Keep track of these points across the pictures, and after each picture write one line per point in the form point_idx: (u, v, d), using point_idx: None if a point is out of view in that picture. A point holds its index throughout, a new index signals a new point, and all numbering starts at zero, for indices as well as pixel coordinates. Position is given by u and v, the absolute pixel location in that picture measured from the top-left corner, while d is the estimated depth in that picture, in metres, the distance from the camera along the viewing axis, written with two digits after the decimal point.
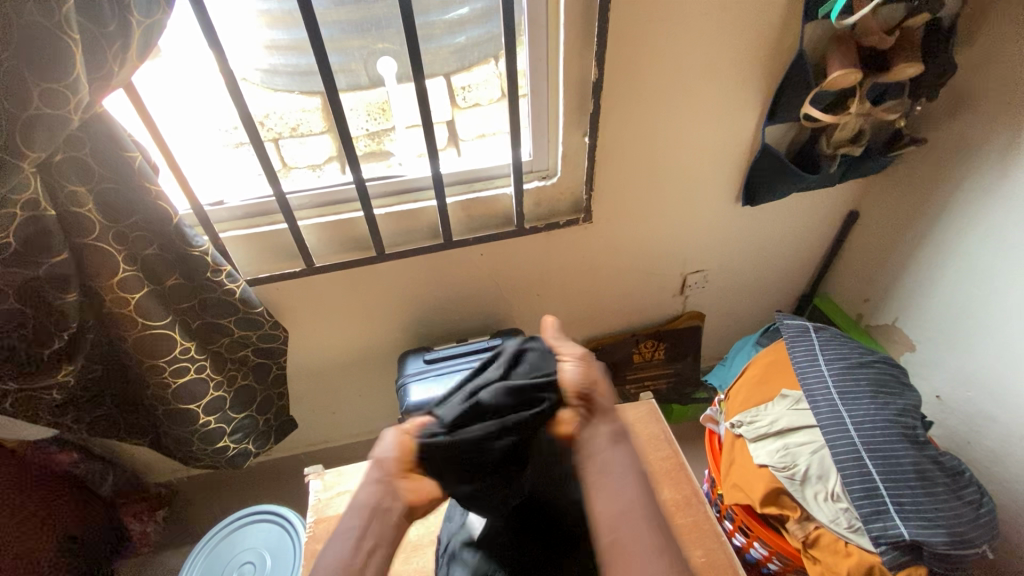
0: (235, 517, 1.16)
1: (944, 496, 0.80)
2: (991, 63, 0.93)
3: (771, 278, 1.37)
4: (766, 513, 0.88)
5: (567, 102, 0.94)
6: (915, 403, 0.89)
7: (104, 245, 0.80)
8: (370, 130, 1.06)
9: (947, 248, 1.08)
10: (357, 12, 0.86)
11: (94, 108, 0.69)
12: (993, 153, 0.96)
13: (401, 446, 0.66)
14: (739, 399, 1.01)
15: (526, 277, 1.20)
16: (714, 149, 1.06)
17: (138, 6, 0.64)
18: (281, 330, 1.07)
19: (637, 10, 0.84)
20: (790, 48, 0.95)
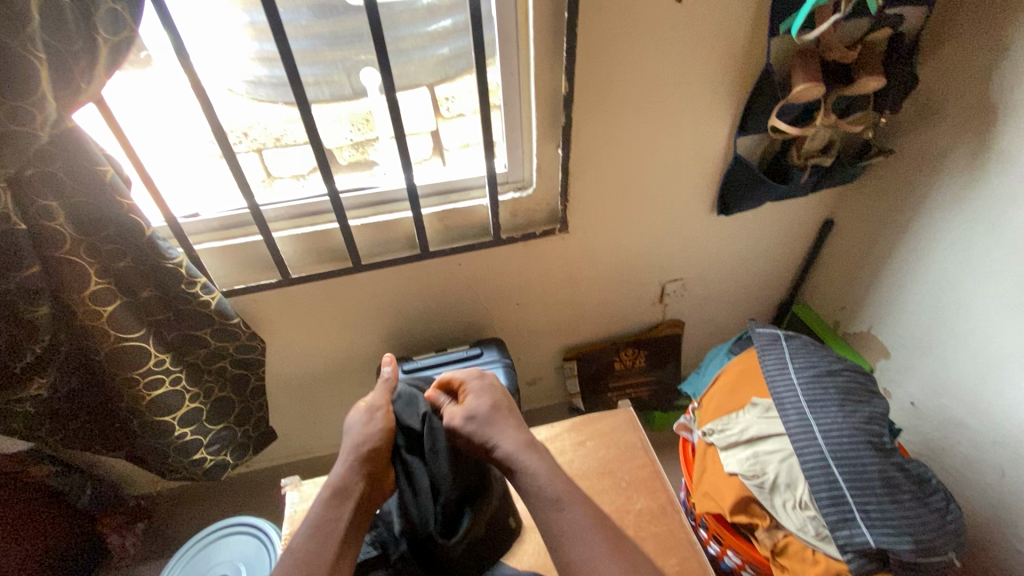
0: (193, 541, 1.14)
1: (909, 503, 0.81)
2: (952, 76, 0.95)
3: (750, 286, 1.38)
4: (736, 521, 0.89)
5: (539, 114, 0.95)
6: (882, 410, 0.90)
7: (76, 259, 0.81)
8: (355, 141, 1.03)
9: (917, 256, 1.10)
10: (333, 25, 0.87)
11: (63, 124, 0.69)
12: (957, 163, 0.98)
13: (386, 427, 0.82)
14: (711, 408, 1.02)
15: (505, 287, 1.21)
16: (687, 161, 1.08)
17: (105, 25, 0.65)
18: (259, 342, 1.07)
19: (604, 26, 0.86)
20: (758, 62, 0.96)
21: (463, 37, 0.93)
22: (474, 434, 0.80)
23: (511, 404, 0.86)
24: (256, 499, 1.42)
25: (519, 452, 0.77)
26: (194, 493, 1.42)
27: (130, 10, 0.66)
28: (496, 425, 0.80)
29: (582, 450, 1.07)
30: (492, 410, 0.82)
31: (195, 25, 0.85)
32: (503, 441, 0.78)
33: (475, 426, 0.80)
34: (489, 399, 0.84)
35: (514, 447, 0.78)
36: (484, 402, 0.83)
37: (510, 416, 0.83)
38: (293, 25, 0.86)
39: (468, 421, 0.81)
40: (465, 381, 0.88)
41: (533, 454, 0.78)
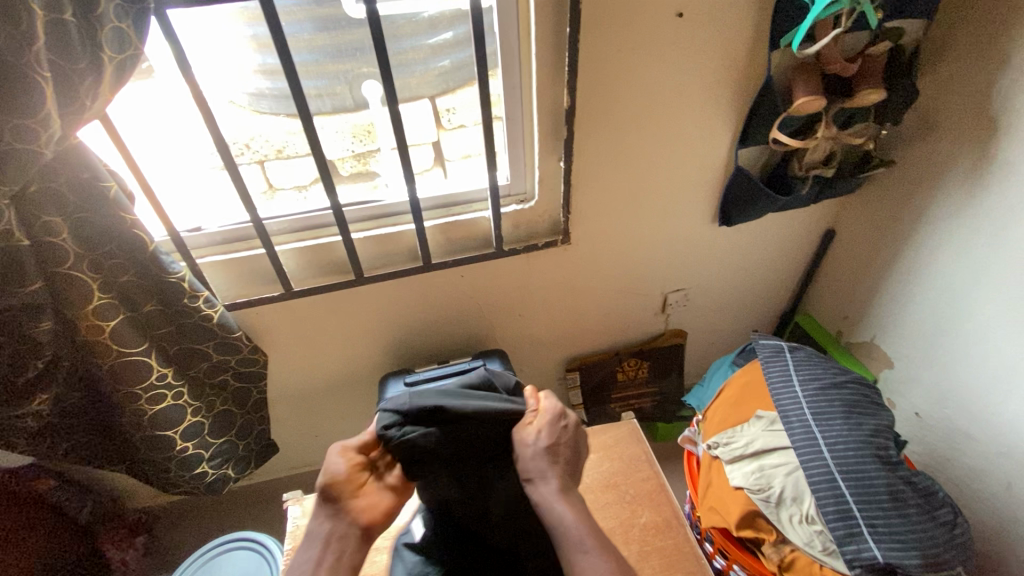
0: (191, 559, 1.13)
1: (917, 517, 0.80)
2: (953, 88, 0.95)
3: (752, 295, 1.38)
4: (742, 536, 0.88)
5: (541, 127, 0.96)
6: (888, 423, 0.89)
7: (79, 274, 0.81)
8: (357, 152, 1.03)
9: (920, 266, 1.09)
10: (335, 38, 0.88)
11: (68, 141, 0.70)
12: (958, 175, 0.98)
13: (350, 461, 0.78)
14: (716, 420, 1.01)
15: (507, 298, 1.21)
16: (689, 172, 1.08)
17: (110, 43, 0.66)
18: (262, 354, 1.07)
19: (606, 40, 0.86)
20: (759, 75, 0.97)
21: (465, 51, 0.94)
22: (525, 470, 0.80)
23: (568, 454, 0.82)
24: (257, 512, 1.41)
25: None
26: (195, 506, 1.41)
27: (134, 27, 0.67)
28: (544, 468, 0.79)
29: (585, 463, 1.07)
30: None
31: (198, 40, 0.85)
32: (541, 485, 0.78)
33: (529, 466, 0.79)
34: (545, 446, 0.81)
35: (548, 491, 0.77)
36: (543, 451, 0.80)
37: (562, 465, 0.81)
38: (296, 38, 0.87)
39: (534, 453, 0.80)
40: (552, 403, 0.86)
41: (563, 503, 0.76)
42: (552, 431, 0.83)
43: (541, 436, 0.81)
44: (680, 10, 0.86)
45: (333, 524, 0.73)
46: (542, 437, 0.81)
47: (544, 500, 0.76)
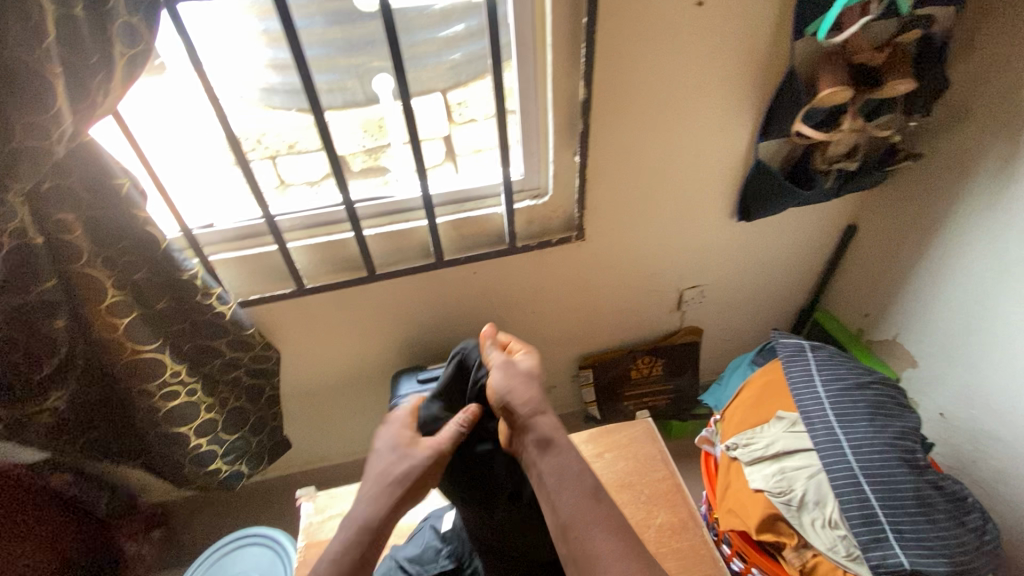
0: (205, 556, 1.14)
1: (946, 523, 0.78)
2: (986, 77, 0.92)
3: (770, 292, 1.35)
4: (762, 539, 0.87)
5: (556, 121, 0.94)
6: (914, 425, 0.87)
7: (93, 271, 0.80)
8: (368, 147, 1.01)
9: (946, 263, 1.06)
10: (346, 32, 0.86)
11: (79, 138, 0.69)
12: (989, 168, 0.94)
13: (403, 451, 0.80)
14: (734, 421, 0.99)
15: (520, 295, 1.19)
16: (707, 166, 1.06)
17: (123, 38, 0.65)
18: (273, 350, 1.09)
19: (623, 31, 0.84)
20: (781, 65, 0.94)
21: (479, 43, 0.92)
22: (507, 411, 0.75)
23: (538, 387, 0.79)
24: (271, 507, 1.42)
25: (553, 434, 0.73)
26: (208, 501, 1.42)
27: (145, 22, 0.66)
28: (528, 399, 0.75)
29: (600, 462, 1.05)
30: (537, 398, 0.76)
31: (209, 35, 0.84)
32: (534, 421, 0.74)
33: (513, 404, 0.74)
34: (521, 382, 0.77)
35: (551, 427, 0.74)
36: (520, 379, 0.78)
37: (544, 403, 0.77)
38: (307, 31, 0.85)
39: (504, 391, 0.76)
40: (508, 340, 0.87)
41: (559, 448, 0.72)
42: (520, 370, 0.80)
43: (502, 375, 0.78)
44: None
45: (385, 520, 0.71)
46: (517, 377, 0.78)
47: (553, 434, 0.73)
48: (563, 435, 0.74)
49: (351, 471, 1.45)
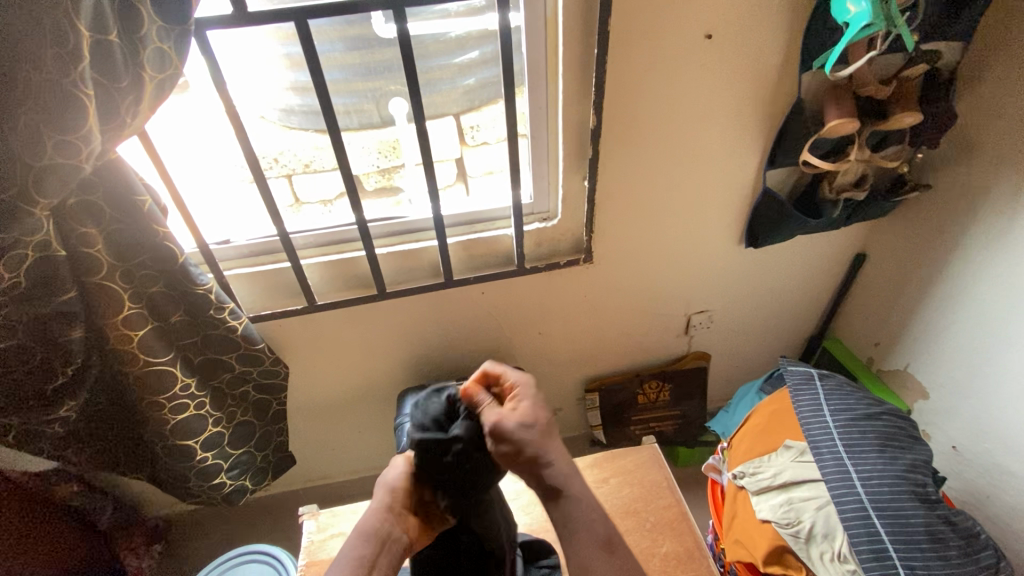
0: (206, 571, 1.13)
1: (957, 561, 0.77)
2: (993, 112, 0.93)
3: (779, 319, 1.35)
4: (769, 572, 0.86)
5: (566, 147, 0.96)
6: (924, 458, 0.86)
7: (111, 284, 0.82)
8: (381, 168, 1.05)
9: (957, 294, 1.06)
10: (365, 57, 0.89)
11: (106, 156, 0.72)
12: (999, 201, 0.95)
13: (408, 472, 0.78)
14: (742, 449, 0.98)
15: (528, 315, 1.20)
16: (715, 194, 1.07)
17: (152, 63, 0.68)
18: (282, 366, 1.08)
19: (632, 61, 0.86)
20: (789, 95, 0.95)
21: (492, 70, 0.94)
22: (528, 448, 0.66)
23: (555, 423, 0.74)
24: (273, 524, 1.41)
25: (571, 474, 0.69)
26: (210, 515, 1.42)
27: (175, 48, 0.69)
28: (552, 441, 0.69)
29: (605, 488, 1.04)
30: (545, 428, 0.69)
31: (234, 60, 0.87)
32: (556, 458, 0.68)
33: (532, 436, 0.66)
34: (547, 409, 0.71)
35: (566, 466, 0.69)
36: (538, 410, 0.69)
37: (552, 435, 0.69)
38: (327, 56, 0.88)
39: (522, 431, 0.66)
40: (516, 384, 0.72)
41: (582, 481, 0.70)
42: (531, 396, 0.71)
43: (522, 406, 0.69)
44: (708, 32, 0.85)
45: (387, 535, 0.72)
46: (539, 418, 0.68)
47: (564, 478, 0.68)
48: (574, 466, 0.71)
49: (354, 489, 1.45)
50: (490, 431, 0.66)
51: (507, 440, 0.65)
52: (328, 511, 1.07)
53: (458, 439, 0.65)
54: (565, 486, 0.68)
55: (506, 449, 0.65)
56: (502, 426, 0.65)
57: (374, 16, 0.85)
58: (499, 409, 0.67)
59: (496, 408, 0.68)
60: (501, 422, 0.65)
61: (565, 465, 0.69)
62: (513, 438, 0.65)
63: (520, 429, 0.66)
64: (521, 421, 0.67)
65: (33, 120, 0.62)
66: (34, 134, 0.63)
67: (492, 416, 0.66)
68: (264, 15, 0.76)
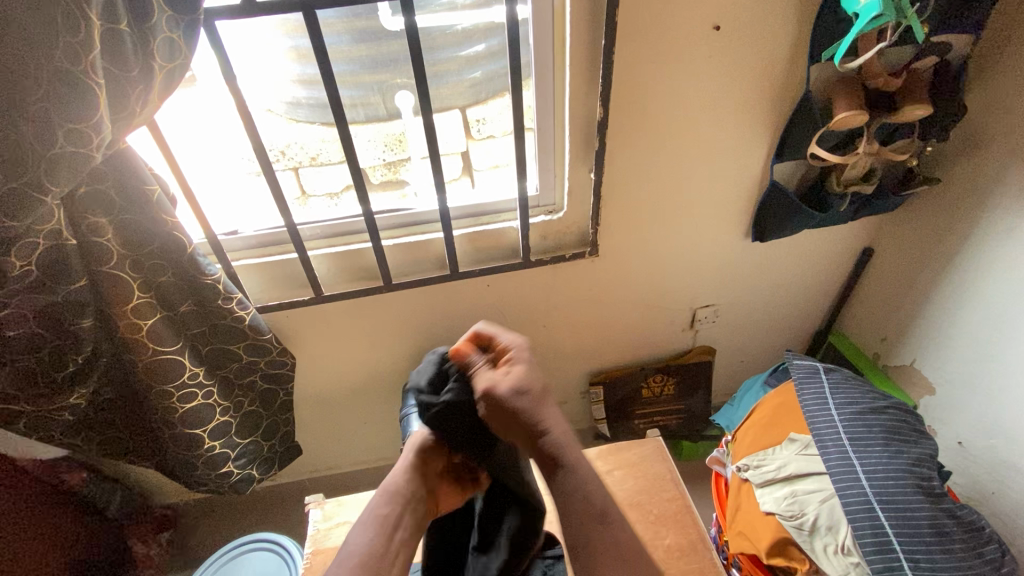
0: (213, 558, 1.15)
1: (962, 554, 0.77)
2: (1004, 105, 0.92)
3: (785, 314, 1.34)
4: (772, 564, 0.86)
5: (573, 139, 0.96)
6: (930, 452, 0.86)
7: (120, 273, 0.83)
8: (388, 161, 1.04)
9: (965, 289, 1.05)
10: (372, 49, 0.89)
11: (116, 145, 0.72)
12: (1008, 196, 0.94)
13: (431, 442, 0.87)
14: (746, 442, 0.98)
15: (533, 308, 1.20)
16: (722, 188, 1.07)
17: (162, 53, 0.68)
18: (289, 357, 1.08)
19: (639, 53, 0.86)
20: (798, 88, 0.95)
21: (498, 62, 0.94)
22: (521, 412, 0.70)
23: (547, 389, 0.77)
24: (279, 513, 1.43)
25: (564, 445, 0.72)
26: (217, 504, 1.44)
27: (184, 38, 0.70)
28: (546, 411, 0.73)
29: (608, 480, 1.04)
30: (537, 389, 0.73)
31: (242, 52, 0.88)
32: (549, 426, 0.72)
33: (525, 403, 0.71)
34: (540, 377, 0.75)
35: (562, 435, 0.73)
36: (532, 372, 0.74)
37: (544, 398, 0.74)
38: (335, 49, 0.88)
39: (515, 396, 0.70)
40: (508, 347, 0.76)
41: (578, 451, 0.74)
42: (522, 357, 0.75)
43: (517, 372, 0.73)
44: (717, 24, 0.85)
45: (409, 495, 0.82)
46: (531, 382, 0.73)
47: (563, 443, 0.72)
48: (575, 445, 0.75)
49: (360, 480, 1.46)
50: (479, 395, 0.71)
51: (499, 406, 0.69)
52: (332, 500, 1.08)
53: (447, 400, 0.72)
54: (560, 455, 0.72)
55: (499, 412, 0.70)
56: (494, 392, 0.69)
57: (381, 8, 0.85)
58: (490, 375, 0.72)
59: (494, 374, 0.72)
60: (491, 389, 0.69)
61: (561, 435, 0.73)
62: (503, 403, 0.69)
63: (511, 394, 0.70)
64: (513, 386, 0.71)
65: (45, 109, 0.63)
66: (45, 122, 0.64)
67: (484, 382, 0.71)
68: (272, 7, 0.76)
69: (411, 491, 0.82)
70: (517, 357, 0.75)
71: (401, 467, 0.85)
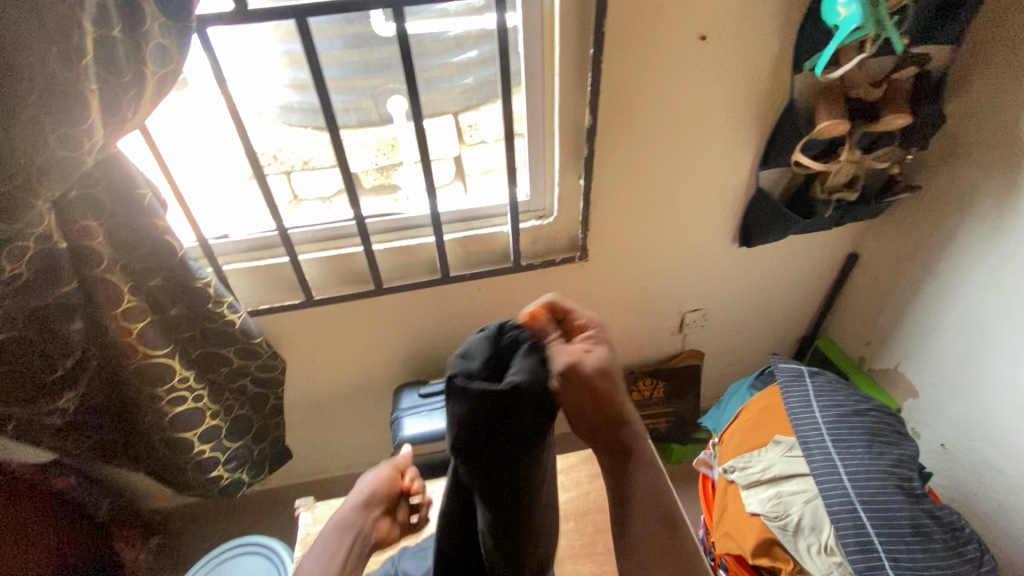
0: (202, 562, 1.15)
1: (942, 553, 0.78)
2: (982, 114, 0.94)
3: (772, 317, 1.36)
4: (757, 564, 0.87)
5: (563, 145, 0.97)
6: (911, 453, 0.88)
7: (111, 277, 0.82)
8: (380, 165, 1.05)
9: (947, 294, 1.07)
10: (364, 55, 0.90)
11: (107, 149, 0.72)
12: (987, 202, 0.96)
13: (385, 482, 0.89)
14: (732, 444, 1.00)
15: (524, 312, 1.21)
16: (709, 194, 1.08)
17: (155, 58, 0.69)
18: (280, 360, 1.10)
19: (628, 61, 0.88)
20: (782, 96, 0.97)
21: (490, 69, 0.96)
22: (609, 400, 0.62)
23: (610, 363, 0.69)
24: (269, 517, 1.42)
25: (646, 450, 0.69)
26: (207, 509, 1.43)
27: (177, 43, 0.70)
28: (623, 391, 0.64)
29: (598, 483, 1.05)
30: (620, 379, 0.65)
31: (235, 57, 0.88)
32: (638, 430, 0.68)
33: (611, 387, 0.61)
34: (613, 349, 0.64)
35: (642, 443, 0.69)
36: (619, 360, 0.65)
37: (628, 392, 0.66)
38: (327, 54, 0.89)
39: (599, 374, 0.60)
40: (571, 311, 0.66)
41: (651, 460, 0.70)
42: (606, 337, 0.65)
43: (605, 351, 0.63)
44: (703, 33, 0.87)
45: (360, 527, 0.82)
46: (610, 358, 0.63)
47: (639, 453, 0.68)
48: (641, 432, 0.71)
49: (350, 483, 1.46)
50: (557, 374, 0.59)
51: (584, 385, 0.59)
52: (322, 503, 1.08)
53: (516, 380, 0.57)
54: (634, 448, 0.68)
55: (579, 393, 0.60)
56: (580, 368, 0.59)
57: (374, 14, 0.86)
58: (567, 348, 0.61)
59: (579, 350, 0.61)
60: (575, 365, 0.59)
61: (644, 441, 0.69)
62: (588, 381, 0.59)
63: (602, 378, 0.61)
64: (597, 364, 0.61)
65: (37, 113, 0.63)
66: (38, 126, 0.64)
67: (566, 356, 0.60)
68: (265, 13, 0.77)
69: (363, 522, 0.83)
70: (602, 338, 0.64)
71: (348, 505, 0.85)
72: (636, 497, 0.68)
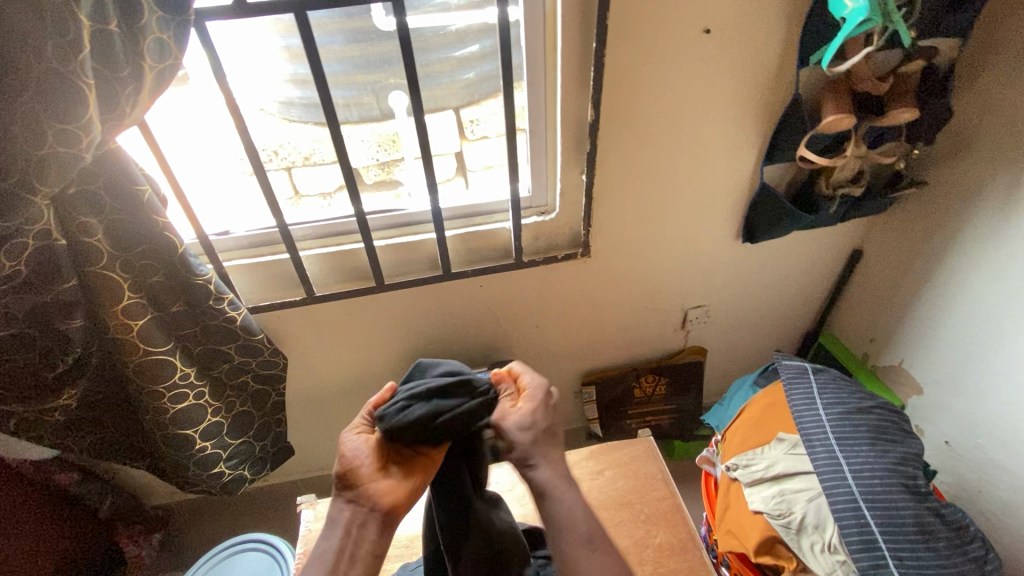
0: (204, 558, 1.15)
1: (946, 552, 0.78)
2: (989, 110, 0.93)
3: (775, 314, 1.36)
4: (760, 563, 0.87)
5: (565, 141, 0.96)
6: (916, 451, 0.87)
7: (112, 274, 0.83)
8: (381, 160, 1.05)
9: (952, 291, 1.06)
10: (364, 50, 0.89)
11: (106, 145, 0.72)
12: (994, 198, 0.95)
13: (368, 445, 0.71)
14: (735, 441, 0.99)
15: (526, 309, 1.21)
16: (712, 190, 1.07)
17: (152, 53, 0.68)
18: (282, 357, 1.09)
19: (630, 55, 0.87)
20: (787, 91, 0.96)
21: (491, 63, 0.95)
22: (521, 449, 0.72)
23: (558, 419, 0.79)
24: (272, 513, 1.43)
25: (555, 482, 0.71)
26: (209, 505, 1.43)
27: (175, 38, 0.69)
28: (546, 447, 0.74)
29: (600, 480, 1.05)
30: (541, 430, 0.73)
31: (235, 52, 0.87)
32: (545, 469, 0.72)
33: (525, 440, 0.72)
34: (547, 414, 0.76)
35: (556, 475, 0.72)
36: (544, 418, 0.74)
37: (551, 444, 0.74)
38: (327, 49, 0.87)
39: (521, 433, 0.72)
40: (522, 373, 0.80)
41: (568, 487, 0.72)
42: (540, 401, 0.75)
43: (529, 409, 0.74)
44: (707, 27, 0.86)
45: (352, 510, 0.70)
46: (537, 422, 0.73)
47: (552, 482, 0.71)
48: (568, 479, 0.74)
49: None
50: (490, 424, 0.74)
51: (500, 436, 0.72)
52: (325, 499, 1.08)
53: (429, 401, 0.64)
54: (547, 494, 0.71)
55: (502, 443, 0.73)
56: (501, 425, 0.72)
57: (374, 8, 0.85)
58: (504, 405, 0.75)
59: (511, 407, 0.74)
60: (502, 419, 0.72)
61: (553, 474, 0.72)
62: (510, 438, 0.72)
63: (517, 431, 0.72)
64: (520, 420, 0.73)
65: (34, 108, 0.63)
66: (35, 122, 0.63)
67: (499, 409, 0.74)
68: (264, 7, 0.76)
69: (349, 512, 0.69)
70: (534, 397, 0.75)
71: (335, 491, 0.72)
72: (572, 530, 0.69)
